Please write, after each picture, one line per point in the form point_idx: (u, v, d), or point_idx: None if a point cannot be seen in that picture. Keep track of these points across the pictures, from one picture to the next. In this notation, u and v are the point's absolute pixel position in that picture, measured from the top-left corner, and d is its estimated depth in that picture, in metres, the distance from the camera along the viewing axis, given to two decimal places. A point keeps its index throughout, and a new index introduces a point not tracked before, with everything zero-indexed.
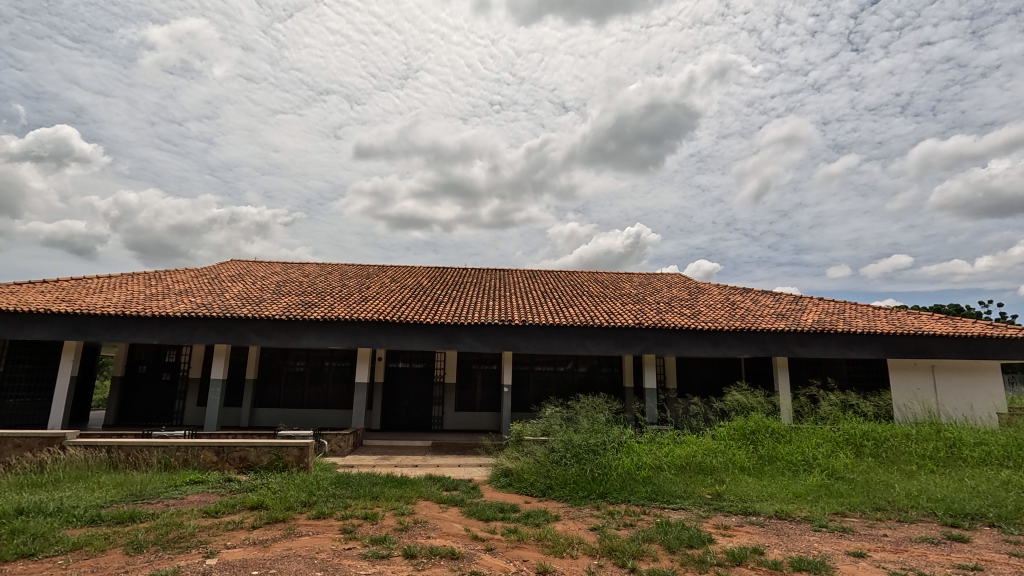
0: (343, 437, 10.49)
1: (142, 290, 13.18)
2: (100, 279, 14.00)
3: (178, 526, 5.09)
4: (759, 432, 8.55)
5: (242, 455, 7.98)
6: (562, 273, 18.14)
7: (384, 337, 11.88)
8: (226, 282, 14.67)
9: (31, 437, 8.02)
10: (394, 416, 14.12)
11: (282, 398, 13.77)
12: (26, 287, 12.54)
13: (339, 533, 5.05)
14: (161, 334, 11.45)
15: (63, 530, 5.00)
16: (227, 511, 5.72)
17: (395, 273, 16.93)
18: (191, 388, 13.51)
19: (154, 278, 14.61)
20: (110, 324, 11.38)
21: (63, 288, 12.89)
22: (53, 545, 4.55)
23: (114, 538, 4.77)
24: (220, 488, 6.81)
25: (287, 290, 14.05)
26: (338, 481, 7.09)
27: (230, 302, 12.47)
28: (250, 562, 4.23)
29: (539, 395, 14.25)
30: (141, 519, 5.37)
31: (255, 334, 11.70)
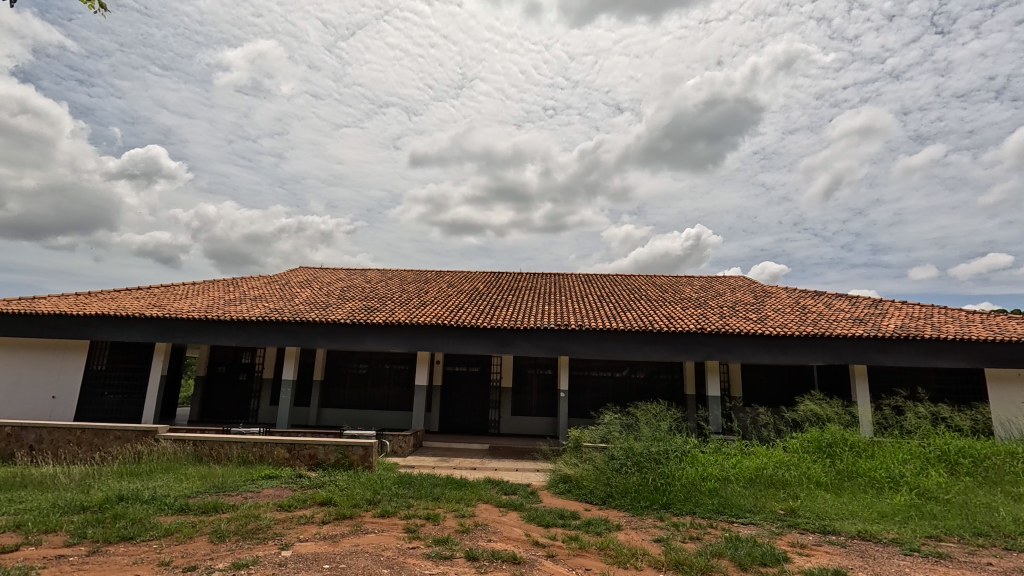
0: (404, 438, 10.77)
1: (222, 296, 14.18)
2: (186, 286, 15.23)
3: (256, 518, 5.41)
4: (836, 445, 7.98)
5: (311, 453, 8.37)
6: (618, 277, 17.84)
7: (441, 341, 12.12)
8: (295, 288, 15.52)
9: (129, 429, 8.79)
10: (451, 418, 14.37)
11: (346, 399, 14.36)
12: (124, 294, 13.83)
13: (403, 531, 5.17)
14: (238, 337, 12.25)
15: (157, 517, 5.44)
16: (299, 505, 6.02)
17: (451, 278, 17.27)
18: (264, 387, 14.36)
19: (232, 285, 15.71)
20: (194, 326, 12.29)
21: (155, 294, 14.11)
22: (149, 530, 4.96)
23: (200, 526, 5.13)
24: (292, 484, 7.18)
25: (351, 295, 14.66)
26: (400, 480, 7.29)
27: (299, 307, 13.17)
28: (321, 557, 4.41)
29: (596, 401, 14.05)
30: (223, 510, 5.74)
31: (322, 338, 12.27)
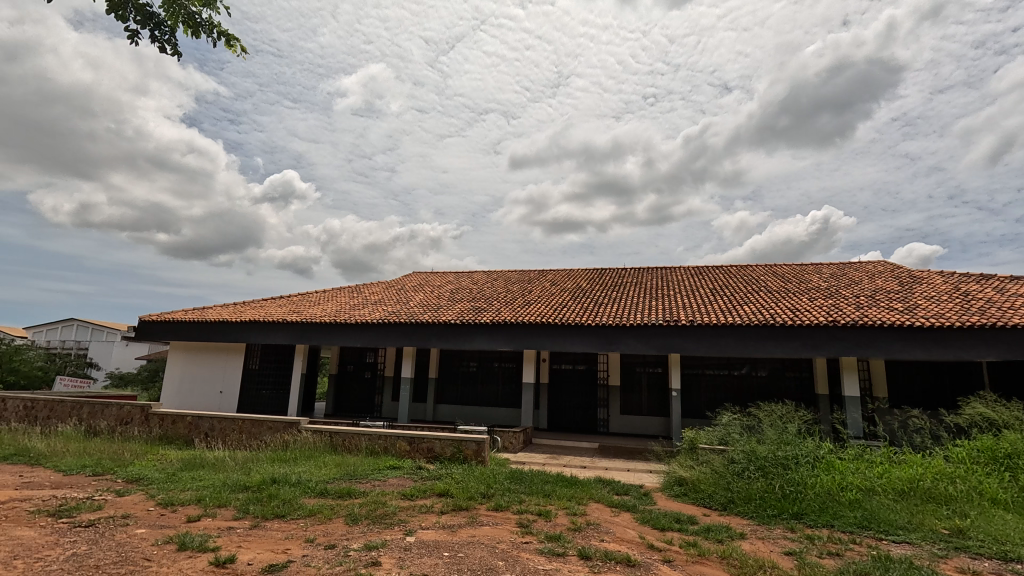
0: (514, 434, 11.01)
1: (348, 302, 15.62)
2: (319, 294, 17.00)
3: (384, 504, 5.88)
4: (1019, 456, 6.68)
5: (429, 446, 8.90)
6: (732, 268, 16.65)
7: (547, 340, 12.21)
8: (410, 291, 16.61)
9: (278, 421, 10.01)
10: (560, 416, 14.42)
11: (459, 396, 15.05)
12: (270, 303, 15.79)
13: (516, 526, 5.30)
14: (362, 338, 13.39)
15: (303, 498, 6.16)
16: (421, 495, 6.43)
17: (554, 276, 17.34)
18: (386, 384, 15.55)
19: (356, 291, 17.23)
20: (326, 329, 13.67)
21: (294, 302, 15.94)
22: (296, 510, 5.63)
23: (338, 509, 5.72)
24: (414, 474, 7.70)
25: (459, 297, 15.34)
26: (512, 476, 7.48)
27: (414, 309, 14.07)
28: (441, 544, 4.68)
29: (712, 401, 13.24)
30: (356, 495, 6.33)
31: (435, 338, 12.98)
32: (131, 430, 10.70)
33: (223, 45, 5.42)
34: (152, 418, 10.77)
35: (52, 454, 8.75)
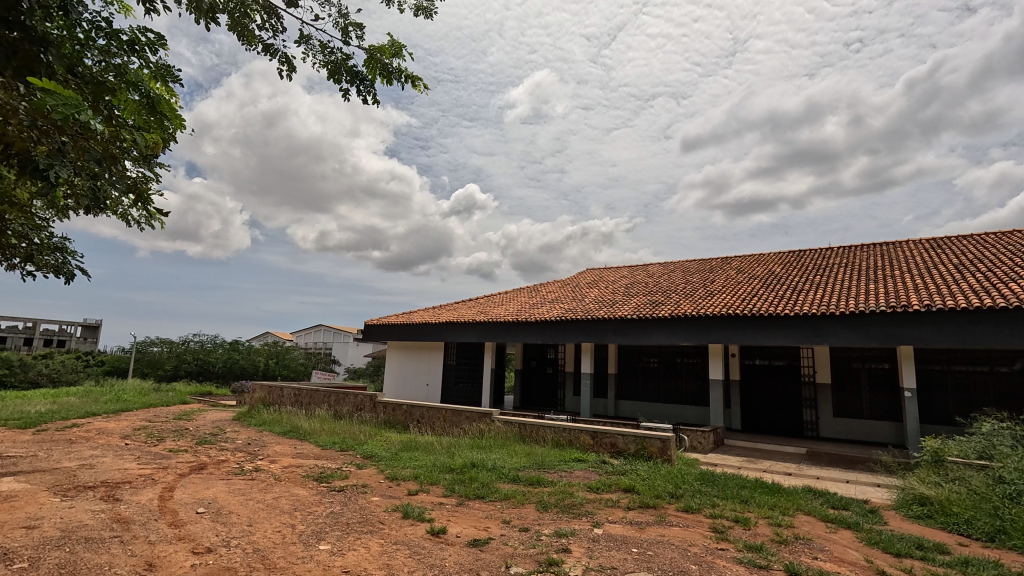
0: (703, 434, 10.37)
1: (528, 301, 16.51)
2: (502, 295, 18.34)
3: (571, 495, 6.10)
4: None
5: (613, 442, 8.92)
6: (988, 236, 13.08)
7: (736, 333, 11.18)
8: (585, 289, 16.82)
9: (474, 411, 11.10)
10: (756, 416, 13.09)
11: (641, 392, 14.72)
12: (462, 306, 17.59)
13: (710, 530, 5.00)
14: (543, 335, 13.98)
15: (499, 483, 6.74)
16: (606, 489, 6.49)
17: (741, 263, 15.80)
18: (568, 379, 16.01)
19: (535, 291, 18.13)
20: (510, 328, 14.63)
21: (481, 304, 17.49)
22: (493, 492, 6.18)
23: (529, 495, 6.12)
24: (598, 468, 7.80)
25: (635, 291, 14.99)
26: (702, 477, 7.07)
27: (590, 306, 14.20)
28: (630, 540, 4.67)
29: (966, 404, 10.59)
30: (545, 484, 6.68)
31: (612, 333, 12.87)
32: (364, 415, 12.96)
33: (409, 85, 4.81)
34: (378, 405, 12.90)
35: (313, 432, 11.10)
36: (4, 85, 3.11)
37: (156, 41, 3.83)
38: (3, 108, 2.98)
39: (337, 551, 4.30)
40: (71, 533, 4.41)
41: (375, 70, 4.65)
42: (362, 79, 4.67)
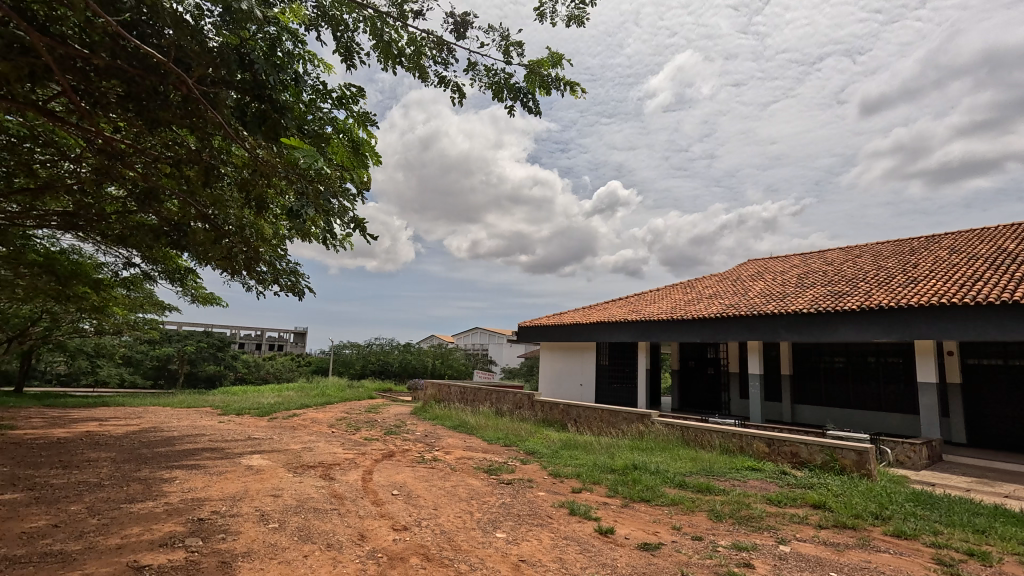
0: (912, 447, 8.76)
1: (683, 298, 15.66)
2: (653, 293, 17.70)
3: (748, 506, 5.62)
4: None
5: (793, 451, 8.03)
6: None
7: (954, 326, 9.19)
8: (748, 282, 15.38)
9: (632, 412, 10.88)
10: (988, 428, 10.62)
11: (823, 396, 12.95)
12: (612, 305, 17.39)
13: (933, 562, 4.20)
14: (702, 333, 13.08)
15: (665, 487, 6.49)
16: (790, 503, 5.85)
17: (954, 241, 13.00)
18: (733, 381, 14.78)
19: (690, 287, 17.14)
20: (664, 326, 13.99)
21: (632, 303, 17.10)
22: (660, 497, 5.99)
23: (699, 502, 5.80)
24: (778, 479, 7.07)
25: (811, 282, 13.24)
26: (917, 498, 5.96)
27: (756, 300, 12.92)
28: (826, 563, 4.14)
29: None
30: (716, 492, 6.27)
31: (785, 330, 11.51)
32: (524, 413, 13.53)
33: (568, 92, 4.98)
34: (536, 404, 13.37)
35: (479, 427, 11.95)
36: (268, 147, 4.70)
37: (358, 94, 5.31)
38: (269, 163, 4.58)
39: (512, 540, 4.57)
40: (304, 502, 5.41)
41: (536, 83, 4.90)
42: (524, 93, 4.94)
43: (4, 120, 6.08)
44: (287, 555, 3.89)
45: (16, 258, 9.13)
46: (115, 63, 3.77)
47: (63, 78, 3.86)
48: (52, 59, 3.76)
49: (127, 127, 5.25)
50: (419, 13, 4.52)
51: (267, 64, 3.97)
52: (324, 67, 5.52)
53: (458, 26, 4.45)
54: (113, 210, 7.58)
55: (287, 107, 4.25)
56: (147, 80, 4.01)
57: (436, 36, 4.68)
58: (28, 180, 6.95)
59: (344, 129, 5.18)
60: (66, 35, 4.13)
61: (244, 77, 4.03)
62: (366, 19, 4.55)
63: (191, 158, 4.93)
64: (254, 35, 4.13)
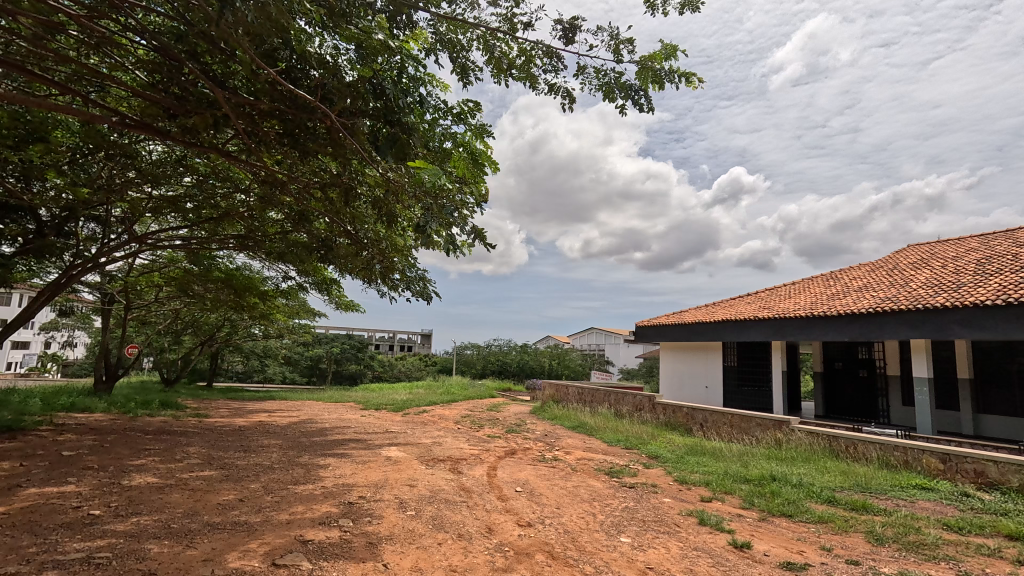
0: None
1: (825, 292, 13.99)
2: (788, 287, 16.08)
3: (918, 530, 4.85)
4: None
5: (978, 469, 6.81)
6: None
7: None
8: (908, 270, 13.27)
9: (766, 418, 10.00)
10: None
11: (1018, 405, 10.72)
12: (740, 302, 16.15)
13: None
14: (850, 331, 11.55)
15: (810, 502, 5.86)
16: (975, 531, 4.94)
17: None
18: (892, 386, 12.85)
19: (833, 279, 15.28)
20: (802, 324, 12.61)
21: (763, 299, 15.71)
22: (804, 512, 5.43)
23: (854, 522, 5.14)
24: (956, 502, 6.00)
25: (996, 268, 11.02)
26: None
27: (919, 292, 11.09)
28: None
29: None
30: (875, 512, 5.51)
31: (961, 326, 9.70)
32: (644, 416, 13.10)
33: (683, 83, 4.76)
34: (657, 406, 12.88)
35: (599, 428, 11.83)
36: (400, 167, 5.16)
37: (475, 109, 5.61)
38: (401, 182, 5.00)
39: (638, 546, 4.45)
40: (436, 493, 5.80)
41: (648, 79, 4.75)
42: (635, 90, 4.83)
43: (195, 163, 7.37)
44: (424, 541, 4.21)
45: (206, 275, 11.02)
46: (275, 106, 4.41)
47: (238, 123, 4.59)
48: (230, 109, 4.48)
49: (283, 159, 6.07)
50: (528, 24, 4.63)
51: (396, 91, 4.38)
52: (442, 87, 5.90)
53: (566, 32, 4.48)
54: (274, 231, 8.80)
55: (414, 127, 4.64)
56: (299, 117, 4.60)
57: (546, 44, 4.76)
58: (213, 211, 8.34)
59: (462, 142, 5.48)
60: (237, 87, 4.90)
61: (376, 105, 4.47)
62: (478, 37, 4.79)
63: (336, 183, 5.59)
64: (383, 66, 4.57)
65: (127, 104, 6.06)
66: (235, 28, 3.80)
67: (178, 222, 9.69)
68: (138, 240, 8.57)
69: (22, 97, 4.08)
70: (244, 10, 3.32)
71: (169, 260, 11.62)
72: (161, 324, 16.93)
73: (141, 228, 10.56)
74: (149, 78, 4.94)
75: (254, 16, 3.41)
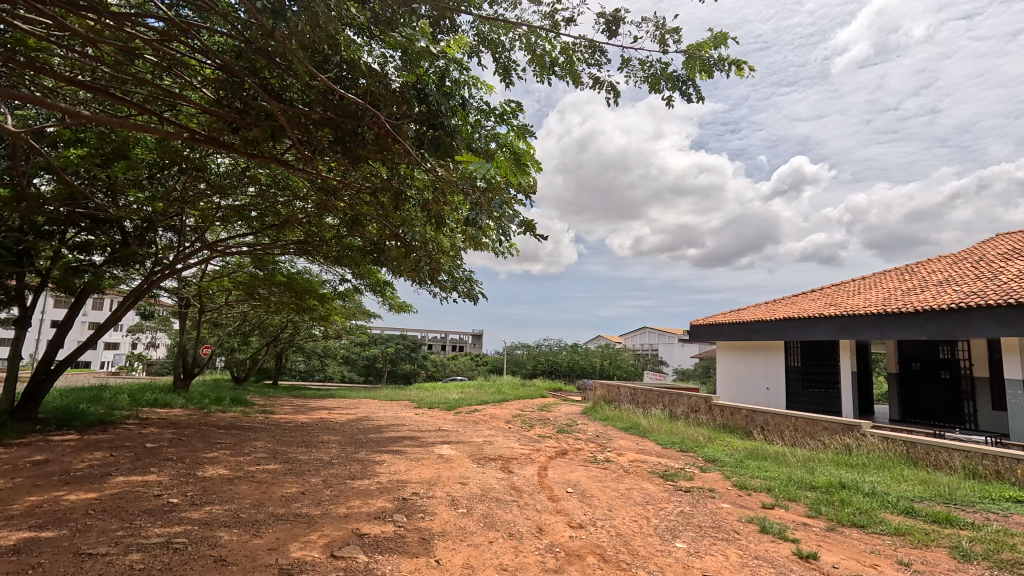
0: None
1: (899, 287, 12.99)
2: (857, 282, 15.07)
3: (1012, 547, 4.40)
4: None
5: None
6: None
7: None
8: (996, 262, 12.09)
9: (835, 421, 9.41)
10: None
11: None
12: (804, 299, 15.29)
13: None
14: (930, 329, 10.65)
15: (884, 513, 5.45)
16: None
17: None
18: (980, 389, 11.75)
19: (908, 273, 14.17)
20: (874, 321, 11.77)
21: (829, 295, 14.80)
22: (879, 523, 5.05)
23: (936, 536, 4.73)
24: None
25: None
26: None
27: (1010, 286, 10.07)
28: None
29: None
30: (960, 525, 5.05)
31: None
32: (701, 418, 12.67)
33: (734, 71, 4.55)
34: (714, 408, 12.42)
35: (652, 430, 11.54)
36: (447, 169, 5.20)
37: (517, 109, 5.61)
38: (448, 183, 5.03)
39: (694, 552, 4.30)
40: (487, 492, 5.85)
41: (696, 68, 4.58)
42: (682, 80, 4.67)
43: (258, 173, 7.79)
44: (476, 539, 4.25)
45: (270, 279, 11.63)
46: (326, 115, 4.58)
47: (293, 134, 4.81)
48: (286, 120, 4.69)
49: (337, 166, 6.31)
50: (570, 19, 4.58)
51: (439, 95, 4.44)
52: (486, 89, 5.95)
53: (609, 25, 4.39)
54: (331, 236, 9.16)
55: (457, 129, 4.69)
56: (349, 125, 4.76)
57: (588, 39, 4.69)
58: (275, 218, 8.80)
59: (506, 142, 5.51)
60: (293, 98, 5.12)
61: (421, 109, 4.55)
62: (520, 36, 4.78)
63: (386, 187, 5.74)
64: (428, 71, 4.64)
65: (197, 121, 6.49)
66: (289, 42, 3.98)
67: (244, 229, 10.29)
68: (210, 248, 9.17)
69: (106, 119, 4.45)
70: (296, 22, 3.46)
71: (237, 265, 12.36)
72: (231, 326, 18.07)
73: (212, 236, 11.30)
74: (215, 95, 5.27)
75: (304, 28, 3.55)
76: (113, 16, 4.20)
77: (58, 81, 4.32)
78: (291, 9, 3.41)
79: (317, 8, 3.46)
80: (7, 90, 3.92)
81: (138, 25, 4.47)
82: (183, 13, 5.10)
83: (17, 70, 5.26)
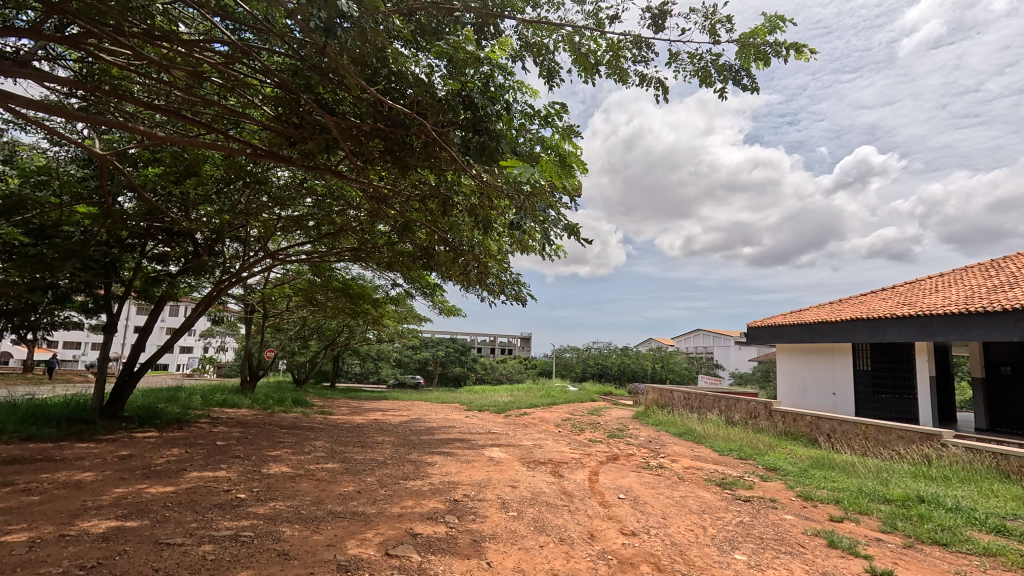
0: None
1: (982, 284, 11.94)
2: (934, 280, 13.98)
3: None
4: None
5: None
6: None
7: None
8: None
9: (911, 430, 8.74)
10: None
11: None
12: (873, 299, 14.34)
13: None
14: (1021, 329, 9.69)
15: (970, 531, 5.00)
16: None
17: None
18: None
19: (993, 268, 13.01)
20: (955, 322, 10.84)
21: (901, 294, 13.81)
22: (964, 542, 4.63)
23: None
24: None
25: None
26: None
27: None
28: None
29: None
30: None
31: None
32: (760, 424, 12.12)
33: (792, 58, 4.34)
34: (775, 414, 11.83)
35: (708, 436, 11.14)
36: (493, 174, 5.23)
37: (562, 110, 5.59)
38: (495, 188, 5.06)
39: (755, 565, 4.11)
40: (538, 495, 5.83)
41: (751, 56, 4.40)
42: (736, 70, 4.50)
43: (314, 185, 8.15)
44: (526, 542, 4.24)
45: (327, 284, 12.13)
46: (376, 126, 4.72)
47: (346, 145, 4.99)
48: (339, 133, 4.87)
49: (388, 175, 6.50)
50: (615, 16, 4.52)
51: (484, 101, 4.49)
52: (531, 93, 5.98)
53: (657, 19, 4.30)
54: (382, 242, 9.42)
55: (502, 134, 4.73)
56: (398, 135, 4.91)
57: (634, 35, 4.61)
58: (331, 227, 9.16)
59: (551, 144, 5.52)
60: (346, 111, 5.30)
61: (466, 116, 4.61)
62: (565, 37, 4.77)
63: (433, 194, 5.84)
64: (473, 78, 4.70)
65: (258, 137, 6.89)
66: (341, 58, 4.15)
67: (303, 238, 10.77)
68: (272, 256, 9.67)
69: (179, 139, 4.79)
70: (346, 38, 3.60)
71: (297, 272, 12.97)
72: (292, 330, 18.98)
73: (274, 245, 11.94)
74: (274, 112, 5.57)
75: (354, 43, 3.67)
76: (184, 44, 4.53)
77: (138, 106, 4.70)
78: (341, 25, 3.54)
79: (366, 22, 3.58)
80: (96, 116, 4.31)
81: (205, 50, 4.80)
82: (244, 37, 5.43)
83: (103, 98, 5.79)
